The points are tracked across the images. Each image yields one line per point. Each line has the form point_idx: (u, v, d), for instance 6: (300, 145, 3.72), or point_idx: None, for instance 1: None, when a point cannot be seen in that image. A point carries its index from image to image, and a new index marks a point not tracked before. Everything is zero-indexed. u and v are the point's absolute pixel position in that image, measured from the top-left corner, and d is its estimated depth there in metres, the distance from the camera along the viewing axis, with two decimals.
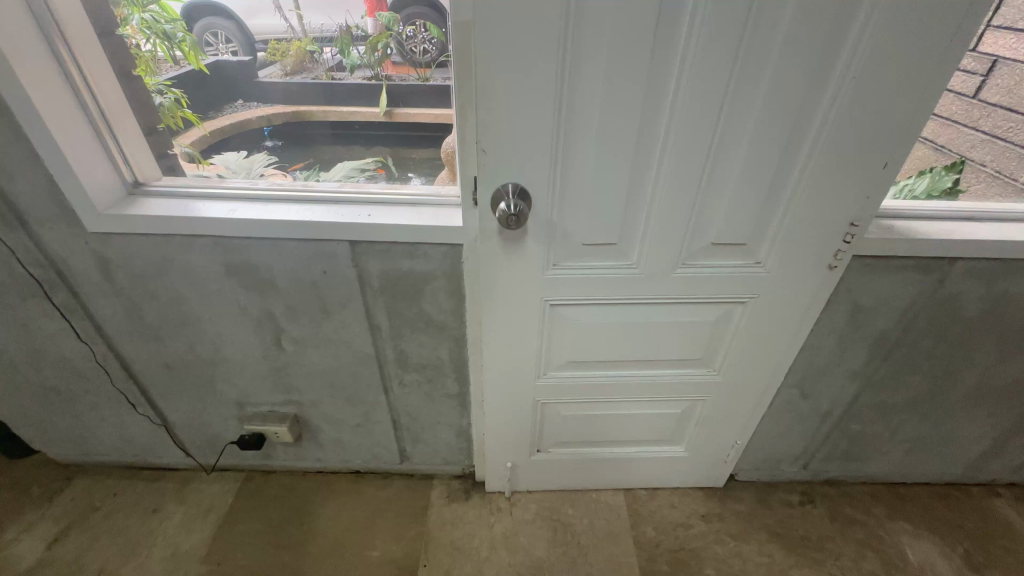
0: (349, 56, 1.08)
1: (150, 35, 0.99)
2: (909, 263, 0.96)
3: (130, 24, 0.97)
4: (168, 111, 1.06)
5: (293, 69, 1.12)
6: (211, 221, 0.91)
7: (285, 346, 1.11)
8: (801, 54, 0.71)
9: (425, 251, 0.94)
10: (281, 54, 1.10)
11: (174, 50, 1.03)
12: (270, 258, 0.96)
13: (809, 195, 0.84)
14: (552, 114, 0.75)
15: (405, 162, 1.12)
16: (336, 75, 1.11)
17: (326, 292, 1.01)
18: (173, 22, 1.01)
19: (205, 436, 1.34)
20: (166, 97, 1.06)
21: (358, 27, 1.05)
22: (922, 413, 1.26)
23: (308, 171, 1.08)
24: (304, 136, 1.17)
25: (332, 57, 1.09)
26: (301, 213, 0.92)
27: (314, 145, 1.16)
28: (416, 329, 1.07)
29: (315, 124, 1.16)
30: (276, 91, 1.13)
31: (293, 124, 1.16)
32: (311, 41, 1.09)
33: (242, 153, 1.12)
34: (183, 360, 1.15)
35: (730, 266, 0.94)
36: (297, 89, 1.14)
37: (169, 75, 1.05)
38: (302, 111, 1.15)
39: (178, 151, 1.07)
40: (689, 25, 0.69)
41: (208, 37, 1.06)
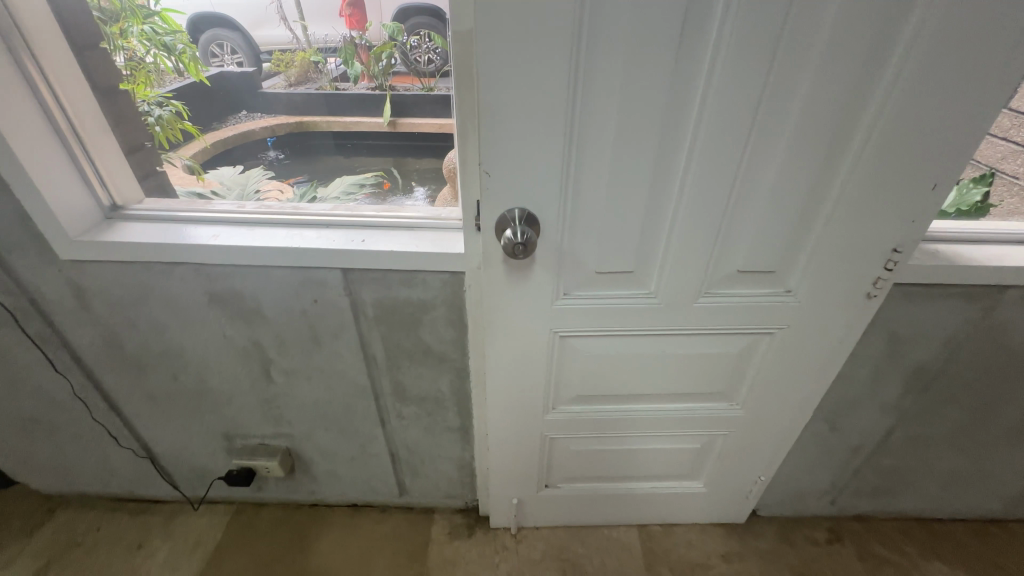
0: (354, 67, 1.03)
1: (148, 47, 0.97)
2: (954, 290, 0.87)
3: (130, 37, 0.95)
4: (166, 124, 1.03)
5: (297, 80, 1.09)
6: (191, 247, 0.84)
7: (275, 377, 1.04)
8: (842, 64, 0.63)
9: (423, 278, 0.87)
10: (286, 65, 1.07)
11: (174, 62, 1.01)
12: (256, 287, 0.89)
13: (846, 218, 0.76)
14: (563, 133, 0.67)
15: (410, 172, 1.10)
16: (340, 85, 1.07)
17: (317, 321, 0.94)
18: (173, 34, 0.98)
19: (192, 469, 1.26)
20: (165, 109, 1.03)
21: (363, 38, 1.01)
22: (962, 447, 1.16)
23: (304, 188, 1.05)
24: (305, 146, 1.14)
25: (337, 68, 1.05)
26: (289, 239, 0.85)
27: (316, 156, 1.14)
28: (414, 360, 1.00)
29: (317, 134, 1.13)
30: (280, 103, 1.10)
31: (296, 134, 1.13)
32: (315, 52, 1.05)
33: (238, 168, 1.10)
34: (167, 390, 1.08)
35: (757, 295, 0.86)
36: (301, 100, 1.10)
37: (170, 87, 1.03)
38: (305, 121, 1.11)
39: (178, 164, 1.06)
40: (716, 32, 0.61)
41: (213, 49, 1.04)
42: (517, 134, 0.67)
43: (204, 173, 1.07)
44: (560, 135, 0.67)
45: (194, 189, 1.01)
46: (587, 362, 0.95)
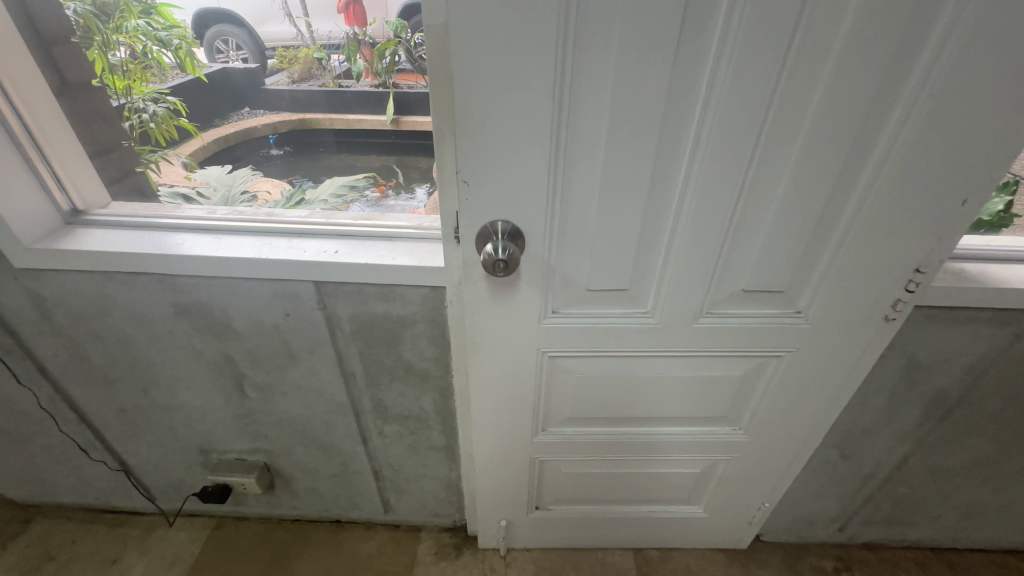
0: (356, 64, 1.02)
1: (144, 42, 0.97)
2: (979, 314, 0.80)
3: (124, 32, 0.95)
4: (160, 121, 1.01)
5: (300, 77, 1.07)
6: (153, 257, 0.79)
7: (249, 392, 0.98)
8: (866, 64, 0.56)
9: (402, 293, 0.81)
10: (289, 62, 1.05)
11: (170, 56, 1.00)
12: (225, 299, 0.84)
13: (864, 235, 0.69)
14: (549, 140, 0.61)
15: (411, 172, 1.08)
16: (343, 82, 1.07)
17: (290, 336, 0.88)
18: (170, 29, 0.98)
19: (169, 482, 1.21)
20: (160, 105, 1.01)
21: (366, 34, 0.97)
22: (982, 478, 1.08)
23: (292, 193, 1.01)
24: (310, 143, 1.13)
25: (341, 65, 1.04)
26: (259, 249, 0.80)
27: (319, 154, 1.13)
28: (395, 378, 0.94)
29: (321, 132, 1.11)
30: (282, 99, 1.08)
31: (298, 131, 1.11)
32: (319, 48, 1.02)
33: (226, 167, 1.07)
34: (137, 404, 1.03)
35: (764, 316, 0.79)
36: (303, 97, 1.08)
37: (171, 83, 1.03)
38: (307, 119, 1.09)
39: (176, 160, 1.05)
40: (722, 28, 0.54)
41: (217, 44, 1.03)
42: (499, 140, 0.61)
43: (197, 170, 1.05)
44: (546, 141, 0.61)
45: (179, 191, 0.98)
46: (579, 384, 0.89)
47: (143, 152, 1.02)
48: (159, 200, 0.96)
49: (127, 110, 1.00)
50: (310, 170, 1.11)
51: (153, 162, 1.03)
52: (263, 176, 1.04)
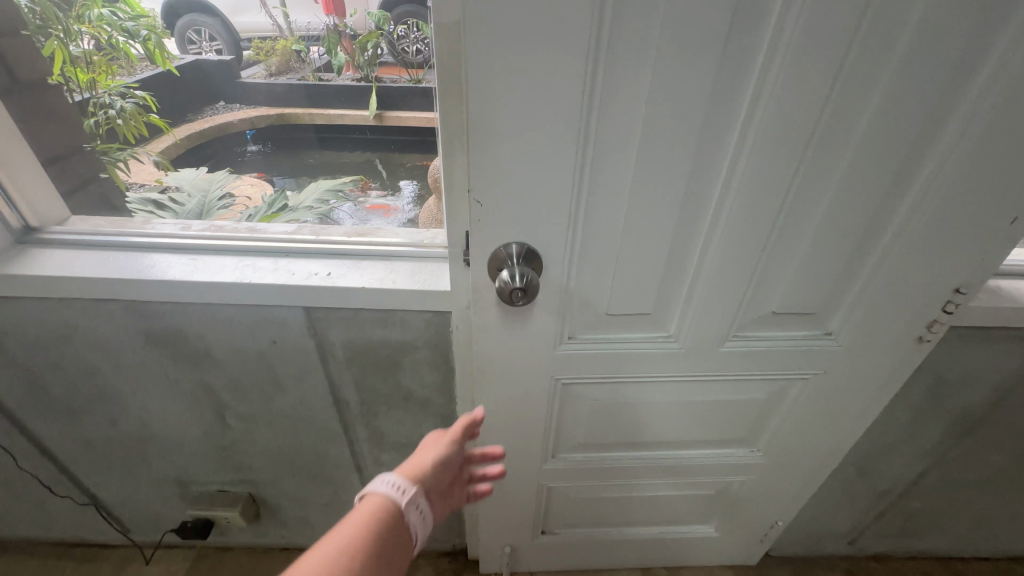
0: (338, 58, 0.92)
1: (109, 32, 0.86)
2: (1011, 333, 0.76)
3: (86, 21, 0.83)
4: (128, 118, 0.90)
5: (279, 70, 0.97)
6: (119, 282, 0.70)
7: (231, 422, 0.90)
8: (929, 73, 0.50)
9: (401, 317, 0.73)
10: (265, 54, 0.95)
11: (137, 48, 0.89)
12: (203, 326, 0.75)
13: (907, 256, 0.64)
14: (574, 155, 0.54)
15: (394, 166, 1.00)
16: (324, 76, 0.96)
17: (277, 364, 0.80)
18: (137, 19, 0.87)
19: (144, 515, 1.12)
20: (129, 101, 0.90)
21: (347, 25, 0.88)
22: (997, 491, 1.06)
23: (274, 197, 0.93)
24: (290, 140, 1.03)
25: (320, 58, 0.93)
26: (240, 271, 0.71)
27: (300, 151, 1.03)
28: (392, 405, 0.86)
29: (302, 128, 1.01)
30: (259, 93, 0.98)
31: (278, 128, 1.01)
32: (297, 40, 0.93)
33: (202, 170, 0.99)
34: (105, 436, 0.93)
35: (793, 339, 0.74)
36: (282, 91, 0.98)
37: (139, 77, 0.93)
38: (286, 114, 0.99)
39: (145, 160, 0.94)
40: (773, 30, 0.47)
41: (187, 34, 0.94)
42: (517, 156, 0.54)
43: (169, 172, 0.96)
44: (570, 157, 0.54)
45: (149, 196, 0.89)
46: (593, 409, 0.83)
47: (111, 150, 0.91)
48: (128, 209, 0.86)
49: (92, 105, 0.88)
50: (295, 176, 1.02)
51: (122, 161, 0.92)
52: (244, 177, 0.96)
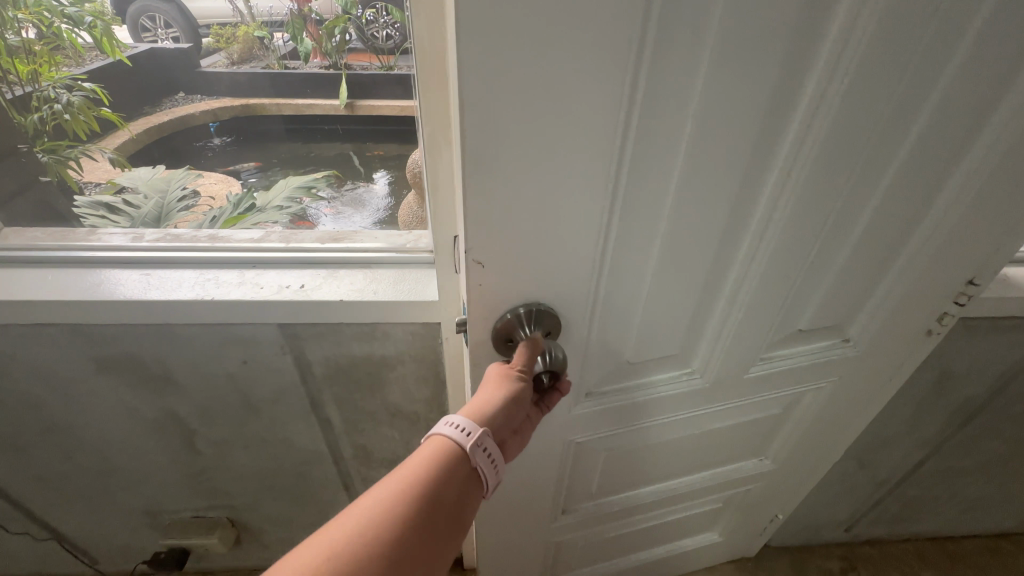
0: (303, 45, 0.81)
1: (48, 19, 0.73)
2: (1020, 322, 0.75)
3: (20, 7, 0.71)
4: (75, 113, 0.77)
5: (242, 58, 0.86)
6: (63, 305, 0.61)
7: (202, 449, 0.83)
8: (1001, 63, 0.42)
9: (385, 330, 0.67)
10: (225, 41, 0.83)
11: (81, 34, 0.76)
12: (164, 350, 0.67)
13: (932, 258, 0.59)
14: (607, 199, 0.41)
15: (367, 155, 0.93)
16: (289, 63, 0.85)
17: (249, 386, 0.73)
18: (79, 4, 0.74)
19: (113, 547, 1.04)
20: (76, 94, 0.78)
21: (311, 10, 0.77)
22: (990, 474, 1.07)
23: (239, 196, 0.85)
24: (258, 134, 0.93)
25: (285, 44, 0.83)
26: (200, 286, 0.64)
27: (267, 145, 0.94)
28: (379, 423, 0.80)
29: (267, 119, 0.91)
30: (222, 84, 0.87)
31: (243, 119, 0.91)
32: (260, 26, 0.81)
33: (158, 167, 0.88)
34: (61, 471, 0.85)
35: (808, 353, 0.70)
36: (247, 81, 0.87)
37: (92, 67, 0.80)
38: (252, 105, 0.90)
39: (98, 157, 0.83)
40: (848, 18, 0.36)
41: (139, 21, 0.79)
42: (531, 205, 0.40)
43: (129, 170, 0.86)
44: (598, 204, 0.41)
45: (100, 198, 0.80)
46: (610, 456, 0.75)
47: (58, 148, 0.79)
48: (76, 214, 0.77)
49: (35, 99, 0.76)
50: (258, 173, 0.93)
51: (74, 160, 0.81)
52: (206, 174, 0.87)
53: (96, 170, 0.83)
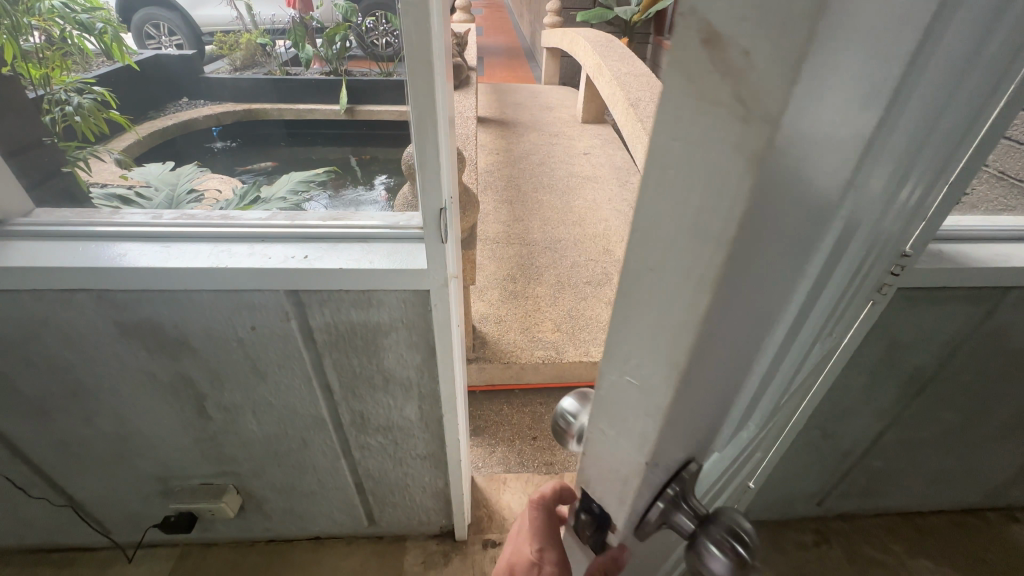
0: (304, 52, 0.76)
1: (61, 25, 0.74)
2: (958, 293, 0.82)
3: (36, 15, 0.72)
4: (86, 114, 0.79)
5: (244, 65, 0.80)
6: (93, 271, 0.69)
7: (212, 414, 0.90)
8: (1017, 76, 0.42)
9: (379, 298, 0.74)
10: (229, 48, 0.78)
11: (91, 41, 0.76)
12: (181, 316, 0.75)
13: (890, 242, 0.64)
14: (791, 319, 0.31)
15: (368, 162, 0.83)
16: (291, 70, 0.80)
17: (257, 351, 0.80)
18: (91, 12, 0.74)
19: (125, 515, 1.10)
20: (86, 96, 0.79)
21: (313, 17, 0.74)
22: (949, 446, 1.13)
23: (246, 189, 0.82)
24: (258, 138, 0.84)
25: (288, 51, 0.78)
26: (216, 256, 0.71)
27: (266, 150, 0.83)
28: (375, 389, 0.87)
29: (268, 124, 0.83)
30: (225, 90, 0.81)
31: (245, 124, 0.83)
32: (263, 34, 0.76)
33: (168, 164, 0.84)
34: (82, 435, 0.92)
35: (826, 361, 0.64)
36: (249, 87, 0.81)
37: (99, 72, 0.79)
38: (254, 110, 0.82)
39: (105, 157, 0.82)
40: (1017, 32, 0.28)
41: (144, 29, 0.76)
42: (738, 364, 0.28)
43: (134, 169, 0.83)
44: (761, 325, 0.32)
45: (115, 188, 0.80)
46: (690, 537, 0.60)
47: (68, 149, 0.80)
48: (95, 205, 0.79)
49: (48, 101, 0.78)
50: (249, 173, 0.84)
51: (82, 160, 0.81)
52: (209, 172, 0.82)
53: (105, 168, 0.81)
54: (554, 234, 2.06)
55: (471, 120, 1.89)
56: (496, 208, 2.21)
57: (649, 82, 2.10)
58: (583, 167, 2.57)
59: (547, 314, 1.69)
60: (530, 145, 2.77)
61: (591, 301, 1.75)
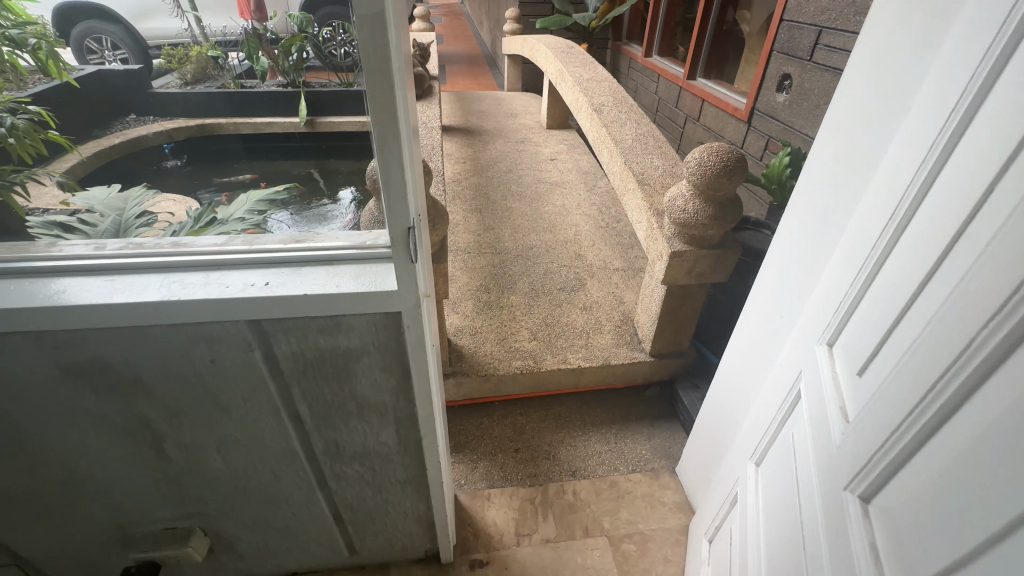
0: (260, 65, 0.72)
1: None
2: None
3: None
4: (22, 136, 0.62)
5: (197, 77, 0.73)
6: (24, 310, 0.63)
7: (173, 454, 0.84)
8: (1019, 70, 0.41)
9: (348, 322, 0.71)
10: (180, 63, 0.68)
11: (22, 57, 0.62)
12: (131, 352, 0.69)
13: (851, 236, 0.66)
14: None
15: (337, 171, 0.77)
16: (247, 82, 0.75)
17: (218, 386, 0.75)
18: (23, 25, 0.61)
19: (81, 568, 1.02)
20: (20, 118, 0.63)
21: (267, 29, 0.70)
22: None
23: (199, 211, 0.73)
24: (214, 152, 0.76)
25: (242, 63, 0.72)
26: (167, 287, 0.66)
27: (221, 164, 0.76)
28: (349, 418, 0.84)
29: (226, 138, 0.76)
30: (179, 106, 0.73)
31: (200, 139, 0.75)
32: (213, 46, 0.69)
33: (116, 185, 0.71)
34: (27, 488, 0.84)
35: (828, 374, 0.63)
36: (203, 102, 0.74)
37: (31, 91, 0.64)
38: (208, 125, 0.75)
39: (45, 181, 0.66)
40: None
41: (84, 41, 0.63)
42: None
43: (80, 193, 0.69)
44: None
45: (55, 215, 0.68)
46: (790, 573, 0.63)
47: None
48: (33, 237, 0.68)
49: None
50: (212, 191, 0.74)
51: (18, 185, 0.64)
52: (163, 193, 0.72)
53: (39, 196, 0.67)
54: (526, 241, 2.05)
55: (435, 130, 1.86)
56: (465, 218, 2.18)
57: (613, 88, 2.12)
58: (550, 173, 2.58)
59: (523, 322, 1.68)
60: (496, 153, 2.76)
61: (565, 307, 1.74)
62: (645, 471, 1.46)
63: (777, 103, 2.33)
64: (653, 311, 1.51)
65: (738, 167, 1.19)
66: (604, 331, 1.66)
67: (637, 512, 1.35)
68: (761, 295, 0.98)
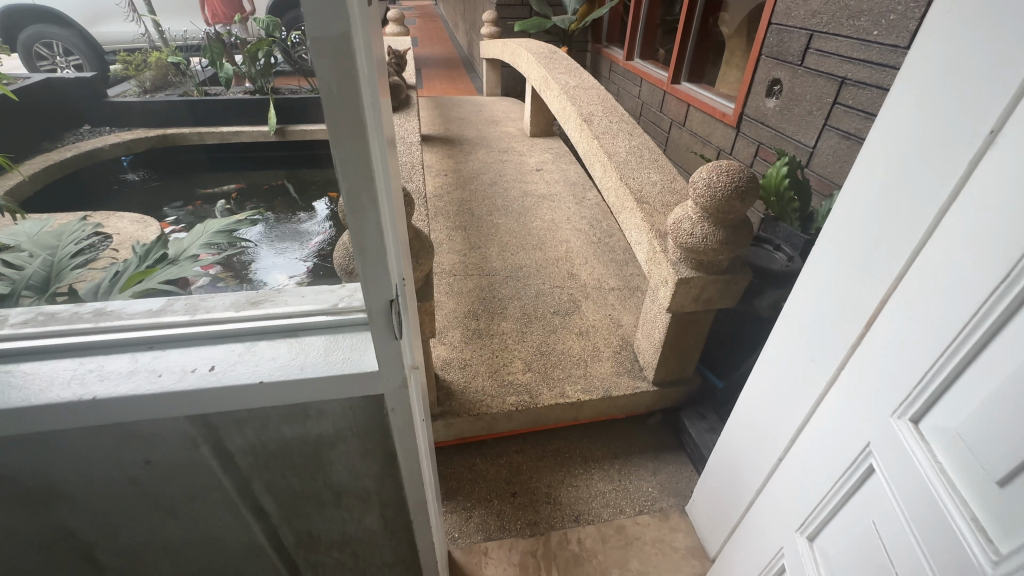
0: (225, 72, 0.62)
1: None
2: None
3: None
4: None
5: (157, 86, 0.62)
6: None
7: (108, 563, 0.69)
8: None
9: (318, 408, 0.58)
10: (136, 69, 0.59)
11: None
12: (38, 458, 0.55)
13: (930, 290, 0.57)
14: None
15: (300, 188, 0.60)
16: (210, 89, 0.66)
17: (158, 486, 0.61)
18: None
19: None
20: None
21: (229, 31, 0.57)
22: None
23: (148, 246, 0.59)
24: (184, 165, 0.66)
25: (206, 70, 0.60)
26: (79, 381, 0.52)
27: (187, 179, 0.65)
28: (324, 507, 0.70)
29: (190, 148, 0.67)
30: (141, 116, 0.64)
31: (164, 148, 0.65)
32: (174, 51, 0.56)
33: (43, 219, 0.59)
34: None
35: (930, 463, 0.54)
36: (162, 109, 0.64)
37: None
38: (169, 133, 0.65)
39: None
40: None
41: (34, 48, 0.53)
42: None
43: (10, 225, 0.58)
44: None
45: None
46: None
47: None
48: None
49: None
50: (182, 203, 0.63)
51: None
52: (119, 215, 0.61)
53: None
54: (515, 261, 1.93)
55: (414, 145, 1.73)
56: (449, 236, 2.05)
57: (600, 96, 2.02)
58: (537, 185, 2.46)
59: (516, 352, 1.55)
60: (479, 164, 2.64)
61: (561, 333, 1.63)
62: (653, 512, 1.35)
63: (767, 109, 2.25)
64: (656, 338, 1.40)
65: (748, 188, 1.09)
66: (603, 359, 1.55)
67: (647, 561, 1.25)
68: (787, 333, 0.88)
